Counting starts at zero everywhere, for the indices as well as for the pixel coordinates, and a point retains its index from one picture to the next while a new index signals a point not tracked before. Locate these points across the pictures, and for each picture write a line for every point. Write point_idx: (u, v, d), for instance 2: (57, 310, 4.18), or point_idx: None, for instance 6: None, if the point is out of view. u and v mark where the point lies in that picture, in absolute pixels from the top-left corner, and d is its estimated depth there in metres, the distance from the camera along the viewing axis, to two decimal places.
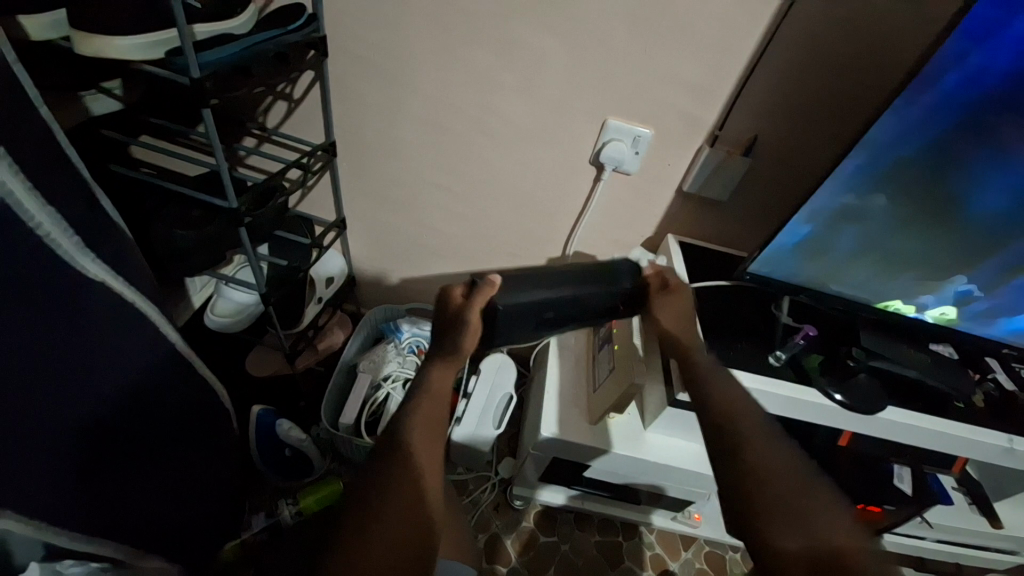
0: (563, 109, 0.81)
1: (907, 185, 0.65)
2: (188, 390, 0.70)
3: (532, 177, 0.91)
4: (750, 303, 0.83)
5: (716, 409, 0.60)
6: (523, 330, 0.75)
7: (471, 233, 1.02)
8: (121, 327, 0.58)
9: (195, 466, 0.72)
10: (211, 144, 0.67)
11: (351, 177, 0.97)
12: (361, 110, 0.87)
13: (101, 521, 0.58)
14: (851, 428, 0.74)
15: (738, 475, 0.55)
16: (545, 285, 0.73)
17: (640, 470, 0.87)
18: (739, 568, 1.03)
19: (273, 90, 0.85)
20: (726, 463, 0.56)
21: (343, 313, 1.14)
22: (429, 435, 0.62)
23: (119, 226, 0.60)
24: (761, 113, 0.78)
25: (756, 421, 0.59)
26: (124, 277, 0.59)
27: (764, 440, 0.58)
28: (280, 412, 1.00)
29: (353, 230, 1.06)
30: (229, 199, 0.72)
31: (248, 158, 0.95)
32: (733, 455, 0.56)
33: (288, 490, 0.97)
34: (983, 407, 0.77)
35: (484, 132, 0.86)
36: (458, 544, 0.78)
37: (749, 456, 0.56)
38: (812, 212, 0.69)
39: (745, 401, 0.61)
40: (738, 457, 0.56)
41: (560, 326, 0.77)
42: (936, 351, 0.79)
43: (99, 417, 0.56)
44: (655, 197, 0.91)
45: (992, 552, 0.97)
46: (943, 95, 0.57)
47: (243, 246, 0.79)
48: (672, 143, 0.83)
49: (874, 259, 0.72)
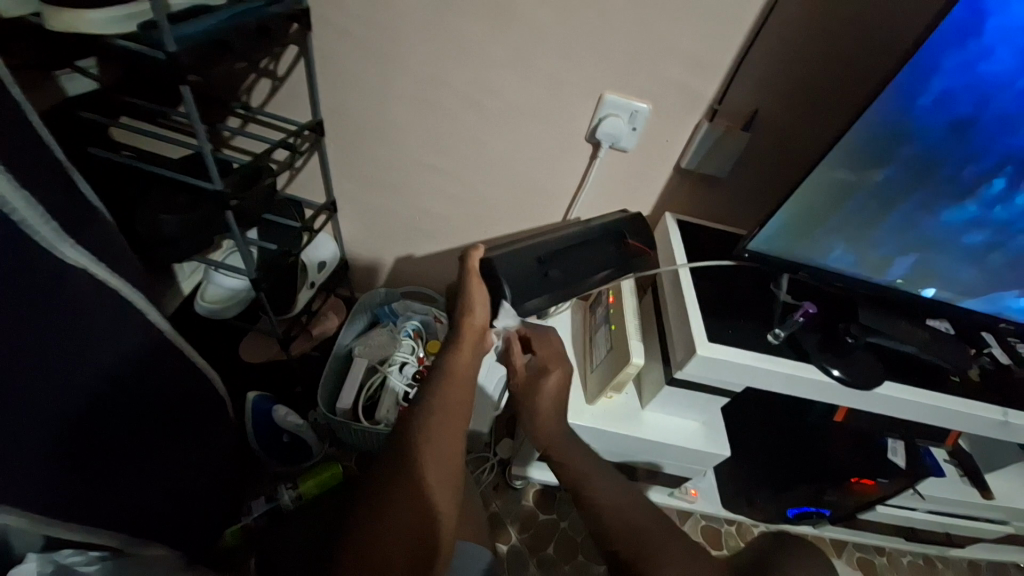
0: (558, 84, 0.79)
1: (907, 163, 0.63)
2: (180, 379, 0.69)
3: (526, 156, 0.89)
4: (749, 281, 0.82)
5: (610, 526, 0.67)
6: (536, 292, 0.72)
7: (466, 214, 1.00)
8: (105, 315, 0.56)
9: (189, 454, 0.72)
10: (192, 124, 0.64)
11: (341, 158, 0.94)
12: (349, 87, 0.84)
13: (96, 512, 0.58)
14: (848, 403, 0.74)
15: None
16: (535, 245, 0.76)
17: (639, 448, 0.87)
18: (734, 541, 1.06)
19: (255, 66, 0.82)
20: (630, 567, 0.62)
21: (337, 298, 1.13)
22: (447, 426, 0.62)
23: (99, 211, 0.58)
24: (763, 85, 0.75)
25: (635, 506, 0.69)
26: (108, 264, 0.57)
27: (648, 520, 0.67)
28: (277, 398, 0.99)
29: (345, 213, 1.04)
30: (213, 182, 0.69)
31: (234, 139, 0.93)
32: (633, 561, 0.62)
33: (289, 475, 0.97)
34: (978, 381, 0.77)
35: (476, 109, 0.84)
36: (471, 526, 0.74)
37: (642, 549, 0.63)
38: (810, 188, 0.67)
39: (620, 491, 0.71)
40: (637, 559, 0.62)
41: (564, 289, 0.75)
42: (934, 327, 0.79)
43: (88, 409, 0.55)
44: (653, 173, 0.89)
45: (982, 522, 0.99)
46: (944, 71, 0.56)
47: (231, 231, 0.77)
48: (671, 117, 0.80)
49: (873, 238, 0.71)
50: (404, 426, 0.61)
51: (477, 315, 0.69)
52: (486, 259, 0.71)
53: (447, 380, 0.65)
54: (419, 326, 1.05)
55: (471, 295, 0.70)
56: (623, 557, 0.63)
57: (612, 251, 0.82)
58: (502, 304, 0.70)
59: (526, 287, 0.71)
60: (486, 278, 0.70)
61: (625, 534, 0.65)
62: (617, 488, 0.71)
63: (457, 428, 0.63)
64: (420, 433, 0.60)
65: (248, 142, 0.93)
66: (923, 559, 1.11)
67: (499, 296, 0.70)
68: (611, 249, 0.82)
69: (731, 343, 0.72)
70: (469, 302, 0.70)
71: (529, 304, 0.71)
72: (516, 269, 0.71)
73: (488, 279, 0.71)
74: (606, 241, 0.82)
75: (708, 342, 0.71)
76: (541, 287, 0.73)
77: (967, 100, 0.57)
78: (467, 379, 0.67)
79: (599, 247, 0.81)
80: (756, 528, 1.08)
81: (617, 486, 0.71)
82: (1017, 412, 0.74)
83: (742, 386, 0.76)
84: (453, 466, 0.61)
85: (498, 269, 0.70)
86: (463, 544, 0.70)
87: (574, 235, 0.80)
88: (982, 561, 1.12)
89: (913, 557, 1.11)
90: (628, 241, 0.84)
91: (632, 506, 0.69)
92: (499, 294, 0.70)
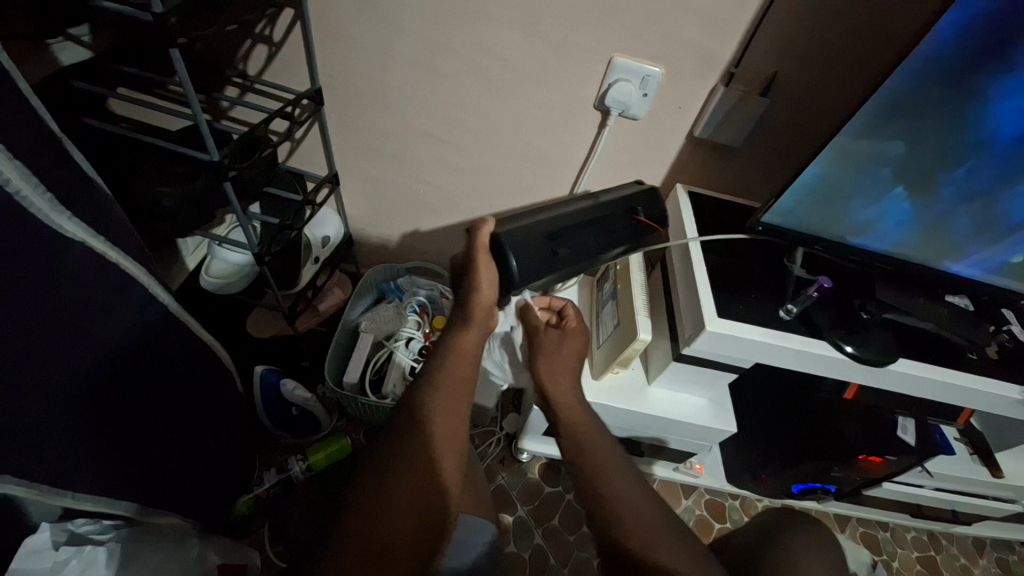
0: (565, 47, 0.75)
1: (937, 129, 0.59)
2: (185, 353, 0.69)
3: (532, 126, 0.86)
4: (762, 256, 0.80)
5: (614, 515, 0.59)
6: (544, 270, 0.69)
7: (471, 187, 0.98)
8: (105, 287, 0.55)
9: (197, 425, 0.72)
10: (184, 90, 0.61)
11: (341, 129, 0.92)
12: (348, 52, 0.81)
13: (105, 480, 0.59)
14: (860, 380, 0.73)
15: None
16: (547, 218, 0.72)
17: (644, 423, 0.87)
18: (738, 514, 1.07)
19: (250, 31, 0.79)
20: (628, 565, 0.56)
21: (342, 273, 1.12)
22: (451, 403, 0.61)
23: (95, 181, 0.56)
24: (783, 47, 0.71)
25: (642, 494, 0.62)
26: (107, 236, 0.56)
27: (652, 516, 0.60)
28: (284, 372, 1.00)
29: (348, 186, 1.02)
30: (210, 152, 0.67)
31: (232, 110, 0.91)
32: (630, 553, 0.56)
33: (298, 447, 0.99)
34: (996, 359, 0.75)
35: (480, 76, 0.80)
36: (476, 500, 0.75)
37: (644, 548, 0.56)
38: (829, 158, 0.64)
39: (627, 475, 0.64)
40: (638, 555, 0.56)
41: (573, 265, 0.72)
42: (953, 303, 0.77)
43: (92, 382, 0.55)
44: (663, 143, 0.85)
45: (990, 501, 0.99)
46: (979, 29, 0.52)
47: (231, 205, 0.75)
48: (684, 82, 0.76)
49: (899, 210, 0.68)
50: (411, 401, 0.61)
51: (484, 293, 0.67)
52: (495, 235, 0.67)
53: (452, 351, 0.65)
54: (426, 302, 1.04)
55: (479, 270, 0.67)
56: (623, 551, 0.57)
57: (622, 226, 0.77)
58: (511, 283, 0.67)
59: (535, 265, 0.68)
60: (495, 256, 0.67)
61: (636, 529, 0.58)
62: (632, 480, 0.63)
63: (467, 401, 0.63)
64: (424, 409, 0.60)
65: (247, 112, 0.91)
66: (927, 535, 1.11)
67: (507, 275, 0.66)
68: (621, 222, 0.77)
69: (741, 318, 0.70)
70: (476, 280, 0.67)
71: (536, 282, 0.69)
72: (525, 246, 0.67)
73: (497, 258, 0.67)
74: (616, 214, 0.77)
75: (717, 318, 0.69)
76: (548, 265, 0.69)
77: (1003, 61, 0.53)
78: (471, 352, 0.66)
79: (608, 221, 0.76)
80: (760, 502, 1.08)
81: (624, 472, 0.64)
82: None
83: (750, 363, 0.74)
84: (457, 440, 0.60)
85: (506, 246, 0.66)
86: (467, 517, 0.70)
87: (583, 211, 0.75)
88: (986, 538, 1.13)
89: (916, 533, 1.11)
90: (640, 215, 0.78)
91: (641, 497, 0.61)
92: (507, 272, 0.66)
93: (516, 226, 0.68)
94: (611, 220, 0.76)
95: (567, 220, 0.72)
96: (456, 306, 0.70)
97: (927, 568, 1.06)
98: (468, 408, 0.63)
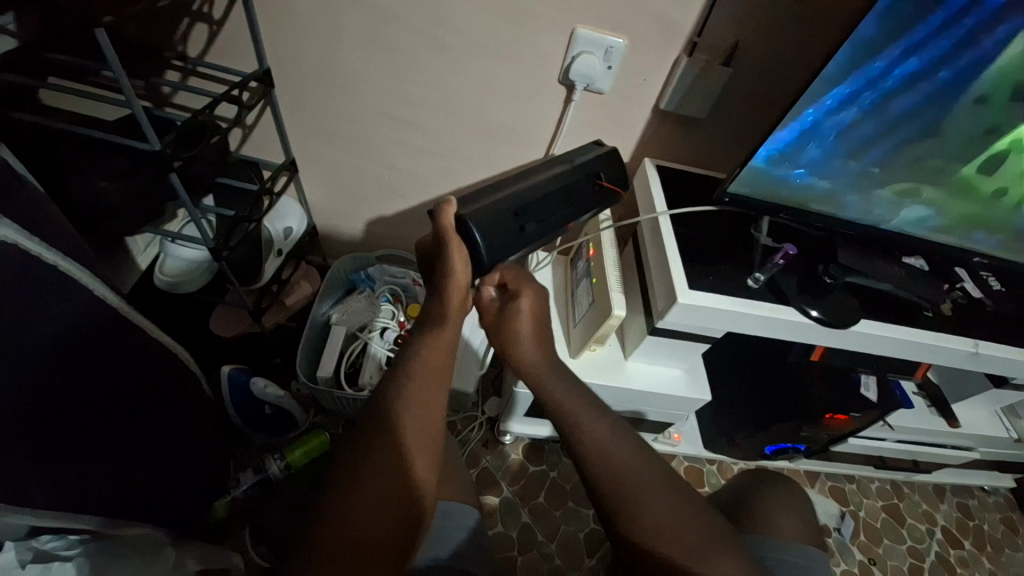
0: (524, 18, 0.72)
1: (892, 96, 0.61)
2: (141, 357, 0.65)
3: (496, 103, 0.83)
4: (730, 226, 0.81)
5: (599, 482, 0.61)
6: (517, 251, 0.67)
7: (439, 170, 0.95)
8: (40, 291, 0.50)
9: (161, 431, 0.69)
10: (114, 75, 0.56)
11: (297, 113, 0.87)
12: (297, 32, 0.76)
13: (67, 496, 0.56)
14: (826, 342, 0.75)
15: (641, 531, 0.57)
16: (520, 190, 0.70)
17: (622, 397, 0.89)
18: (715, 477, 1.11)
19: (186, 9, 0.74)
20: (618, 512, 0.59)
21: (307, 265, 1.09)
22: (426, 393, 0.60)
23: (26, 178, 0.52)
24: (744, 14, 0.70)
25: (637, 451, 0.63)
26: (40, 236, 0.52)
27: (654, 484, 0.60)
28: (253, 370, 0.97)
29: (308, 174, 0.98)
30: (152, 142, 0.63)
31: (175, 95, 0.85)
32: (621, 513, 0.59)
33: (273, 447, 0.97)
34: (952, 315, 0.79)
35: (438, 52, 0.77)
36: (457, 486, 0.74)
37: (638, 512, 0.58)
38: (792, 129, 0.64)
39: (621, 435, 0.64)
40: (628, 513, 0.58)
41: (545, 233, 0.71)
42: (909, 265, 0.80)
43: (39, 394, 0.51)
44: (630, 117, 0.85)
45: (948, 449, 1.05)
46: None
47: (179, 197, 0.70)
48: (647, 52, 0.75)
49: (857, 176, 0.69)
50: (389, 392, 0.59)
51: (460, 275, 0.64)
52: (459, 216, 0.64)
53: (430, 339, 0.64)
54: (398, 291, 1.03)
55: (450, 254, 0.64)
56: (609, 499, 0.60)
57: (587, 195, 0.76)
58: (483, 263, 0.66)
59: (502, 244, 0.66)
60: (462, 236, 0.65)
61: (618, 484, 0.60)
62: (603, 423, 0.65)
63: (447, 389, 0.62)
64: (401, 401, 0.58)
65: (190, 97, 0.86)
66: (891, 485, 1.18)
67: (477, 255, 0.65)
68: (591, 195, 0.76)
69: (709, 289, 0.71)
70: (448, 263, 0.64)
71: (507, 258, 0.68)
72: (489, 223, 0.65)
73: (464, 238, 0.65)
74: (583, 183, 0.76)
75: (689, 290, 0.70)
76: (515, 241, 0.67)
77: (951, 29, 0.55)
78: (447, 337, 0.65)
79: (577, 192, 0.75)
80: (736, 465, 1.13)
81: (606, 424, 0.65)
82: (987, 344, 0.75)
83: (721, 332, 0.76)
84: (432, 441, 0.58)
85: (473, 227, 0.64)
86: (447, 505, 0.70)
87: (557, 189, 0.73)
88: (947, 484, 1.20)
89: (881, 483, 1.18)
90: (603, 180, 0.78)
91: (634, 447, 0.63)
92: (476, 250, 0.65)
93: (490, 207, 0.66)
94: (578, 193, 0.75)
95: (537, 194, 0.71)
96: (431, 297, 0.67)
97: (891, 514, 1.13)
98: (447, 398, 0.62)
